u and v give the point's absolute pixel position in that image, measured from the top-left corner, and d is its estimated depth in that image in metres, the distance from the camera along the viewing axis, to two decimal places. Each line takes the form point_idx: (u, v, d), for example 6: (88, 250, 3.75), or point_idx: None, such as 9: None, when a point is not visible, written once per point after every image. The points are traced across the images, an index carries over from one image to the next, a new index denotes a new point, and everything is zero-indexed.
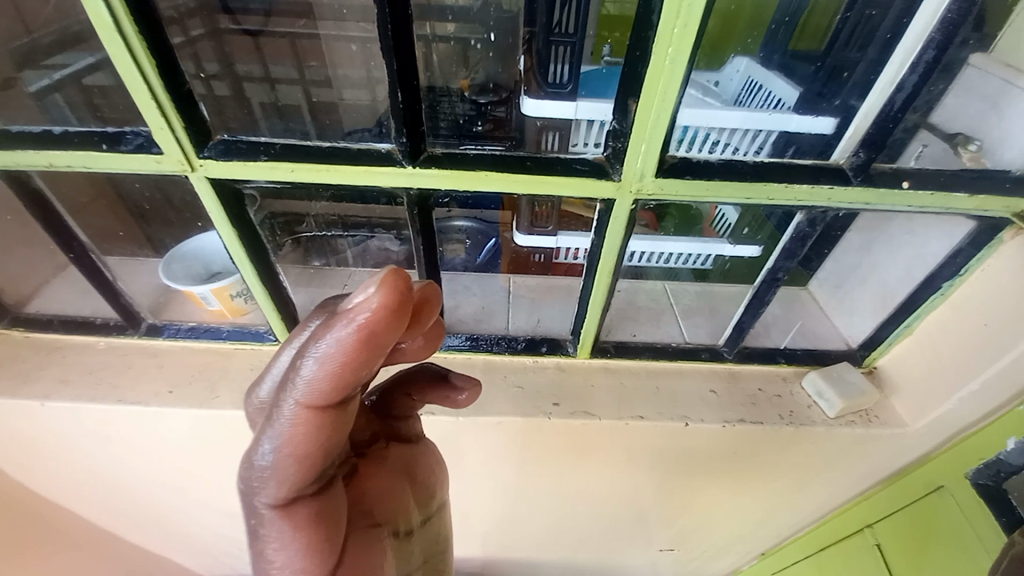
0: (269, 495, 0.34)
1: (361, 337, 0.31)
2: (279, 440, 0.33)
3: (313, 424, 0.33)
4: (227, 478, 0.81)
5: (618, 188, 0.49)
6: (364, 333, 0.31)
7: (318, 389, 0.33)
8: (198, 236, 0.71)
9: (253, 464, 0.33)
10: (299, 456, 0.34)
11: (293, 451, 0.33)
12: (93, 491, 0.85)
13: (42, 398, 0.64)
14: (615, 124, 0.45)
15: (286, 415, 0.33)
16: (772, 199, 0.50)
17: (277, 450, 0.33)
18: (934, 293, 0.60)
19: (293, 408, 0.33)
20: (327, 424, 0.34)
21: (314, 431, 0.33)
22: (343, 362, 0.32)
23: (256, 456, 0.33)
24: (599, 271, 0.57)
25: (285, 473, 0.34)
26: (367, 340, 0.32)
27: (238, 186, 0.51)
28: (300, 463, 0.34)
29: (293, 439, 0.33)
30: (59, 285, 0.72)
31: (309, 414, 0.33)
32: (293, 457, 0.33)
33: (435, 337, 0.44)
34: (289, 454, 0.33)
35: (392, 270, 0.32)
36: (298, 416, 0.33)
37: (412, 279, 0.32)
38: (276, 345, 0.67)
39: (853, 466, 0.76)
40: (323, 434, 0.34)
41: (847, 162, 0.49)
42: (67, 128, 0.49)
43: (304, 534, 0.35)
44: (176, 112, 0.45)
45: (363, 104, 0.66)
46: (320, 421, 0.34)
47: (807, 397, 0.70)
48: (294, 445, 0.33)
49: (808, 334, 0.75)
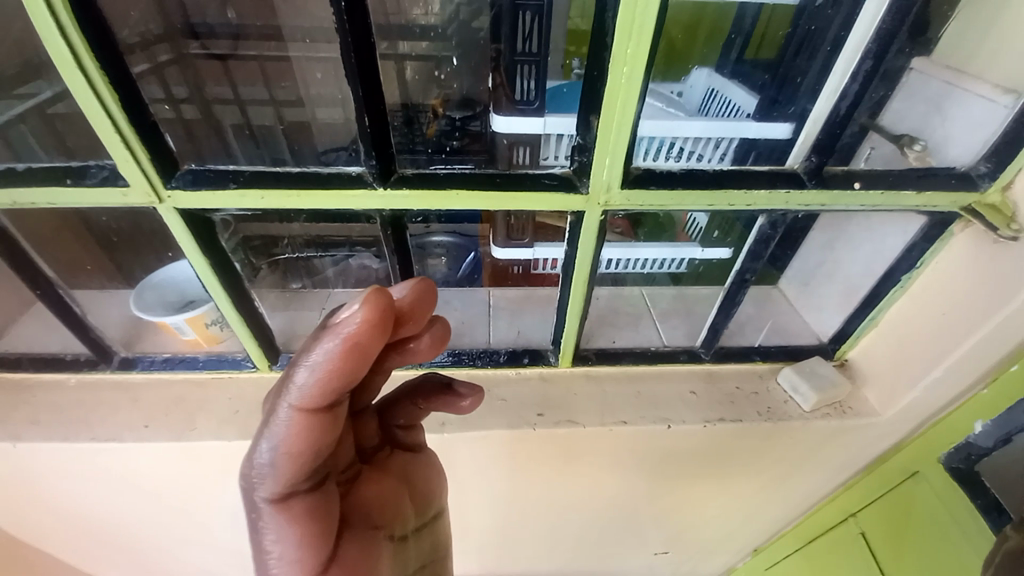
0: (267, 490, 0.34)
1: (348, 347, 0.33)
2: (276, 440, 0.33)
3: (307, 426, 0.34)
4: (211, 508, 0.78)
5: (587, 201, 0.50)
6: (352, 343, 0.33)
7: (312, 393, 0.33)
8: (169, 265, 0.70)
9: (251, 463, 0.34)
10: (294, 455, 0.34)
11: (290, 450, 0.33)
12: (72, 532, 0.82)
13: (13, 440, 0.62)
14: (580, 139, 0.47)
15: (281, 417, 0.33)
16: (734, 205, 0.52)
17: (273, 450, 0.33)
18: (894, 286, 0.63)
19: (287, 412, 0.33)
20: (321, 426, 0.34)
21: (308, 433, 0.34)
22: (334, 369, 0.33)
23: (254, 455, 0.34)
24: (575, 281, 0.58)
25: (281, 470, 0.34)
26: (355, 349, 0.33)
27: (207, 214, 0.50)
28: (296, 462, 0.34)
29: (289, 439, 0.33)
30: (27, 323, 0.70)
31: (302, 417, 0.33)
32: (290, 454, 0.34)
33: (443, 339, 0.43)
34: (285, 453, 0.34)
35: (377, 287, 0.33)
36: (292, 418, 0.33)
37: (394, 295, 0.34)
38: (255, 371, 0.67)
39: (832, 457, 0.78)
40: (317, 435, 0.34)
41: (801, 167, 0.51)
42: (30, 164, 0.48)
43: (299, 527, 0.35)
44: (142, 144, 0.44)
45: (338, 120, 0.65)
46: (314, 424, 0.34)
47: (783, 392, 0.72)
48: (291, 444, 0.33)
49: (781, 330, 0.77)
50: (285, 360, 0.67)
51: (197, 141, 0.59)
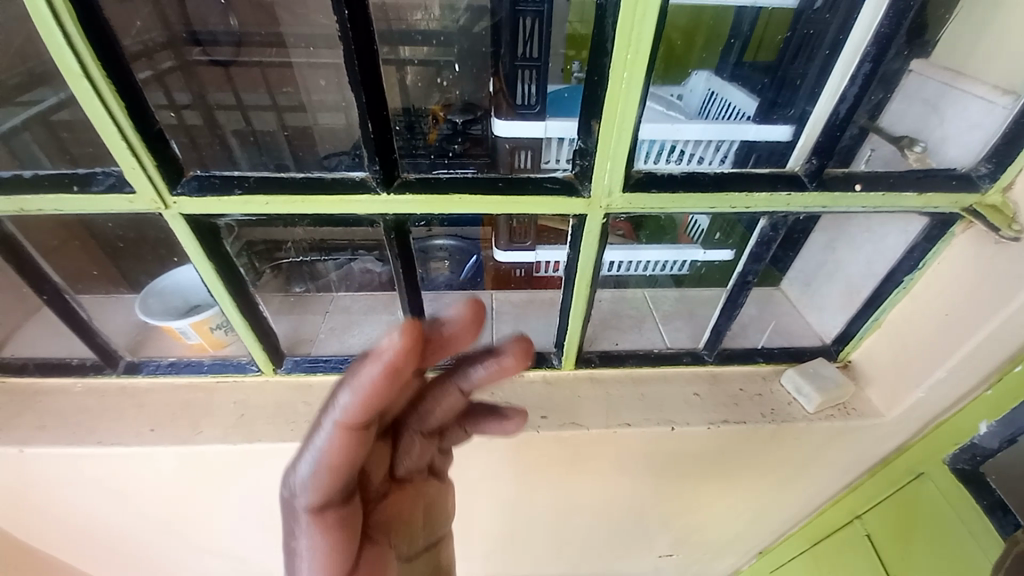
0: (306, 500, 0.35)
1: (388, 372, 0.32)
2: (317, 455, 0.34)
3: (346, 443, 0.34)
4: (217, 512, 0.79)
5: (588, 205, 0.50)
6: (392, 369, 0.32)
7: (353, 414, 0.33)
8: (173, 270, 0.70)
9: (293, 473, 0.35)
10: (334, 469, 0.34)
11: (329, 465, 0.34)
12: (79, 538, 0.82)
13: (19, 447, 0.62)
14: (581, 143, 0.47)
15: (322, 434, 0.33)
16: (736, 207, 0.52)
17: (314, 464, 0.34)
18: (896, 287, 0.63)
19: (328, 430, 0.33)
20: (361, 443, 0.35)
21: (347, 450, 0.34)
22: (373, 393, 0.32)
23: (297, 467, 0.34)
24: (578, 284, 0.59)
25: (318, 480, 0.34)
26: (394, 374, 0.32)
27: (213, 221, 0.51)
28: (334, 475, 0.35)
29: (329, 455, 0.34)
30: (33, 329, 0.71)
31: (343, 434, 0.33)
32: (328, 465, 0.34)
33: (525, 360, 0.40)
34: (325, 467, 0.34)
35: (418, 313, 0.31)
36: (333, 435, 0.33)
37: None
38: (260, 375, 0.67)
39: (837, 458, 0.78)
40: (355, 451, 0.34)
41: (802, 169, 0.51)
42: (37, 172, 0.48)
43: (331, 535, 0.36)
44: (148, 152, 0.45)
45: (340, 125, 0.66)
46: (353, 441, 0.34)
47: (787, 393, 0.72)
48: (330, 460, 0.34)
49: (784, 332, 0.77)
50: (289, 364, 0.67)
51: (201, 148, 0.60)
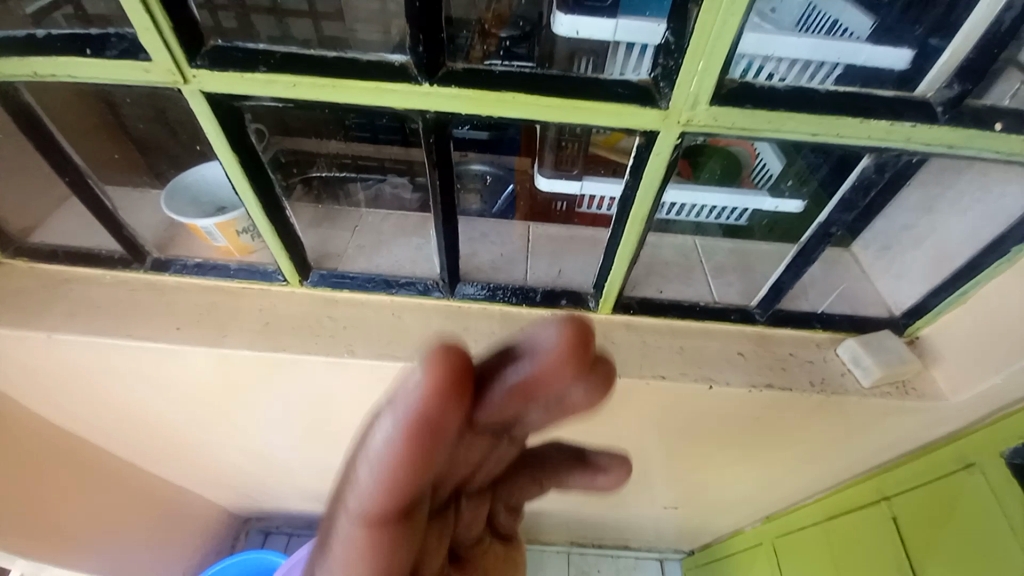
0: (348, 516, 0.30)
1: (417, 428, 0.29)
2: (371, 477, 0.29)
3: (390, 485, 0.30)
4: (240, 416, 0.81)
5: (664, 118, 0.42)
6: (422, 421, 0.29)
7: (373, 507, 0.30)
8: (201, 166, 0.67)
9: (352, 511, 0.30)
10: (362, 564, 0.31)
11: (382, 484, 0.29)
12: (113, 426, 0.86)
13: (47, 332, 0.63)
14: (670, 37, 0.39)
15: (343, 532, 0.31)
16: (840, 136, 0.43)
17: (358, 505, 0.30)
18: (1000, 259, 0.54)
19: (348, 529, 0.31)
20: (389, 539, 0.31)
21: (374, 548, 0.31)
22: (402, 457, 0.29)
23: (353, 500, 0.30)
24: (632, 219, 0.52)
25: (394, 450, 0.29)
26: (423, 426, 0.29)
27: (236, 103, 0.46)
28: (377, 518, 0.30)
29: (379, 491, 0.30)
30: (62, 218, 0.70)
31: (369, 532, 0.31)
32: (439, 400, 0.29)
33: (625, 476, 0.48)
34: (380, 486, 0.29)
35: (444, 346, 0.29)
36: (357, 533, 0.31)
37: (465, 358, 0.29)
38: (286, 285, 0.65)
39: (880, 437, 0.73)
40: (407, 481, 0.30)
41: (935, 96, 0.43)
42: (47, 31, 0.44)
43: (372, 558, 0.31)
44: (162, 10, 0.39)
45: (369, 1, 0.52)
46: (381, 537, 0.31)
47: (841, 364, 0.66)
48: (351, 568, 0.31)
49: (851, 298, 0.69)
50: (316, 277, 0.64)
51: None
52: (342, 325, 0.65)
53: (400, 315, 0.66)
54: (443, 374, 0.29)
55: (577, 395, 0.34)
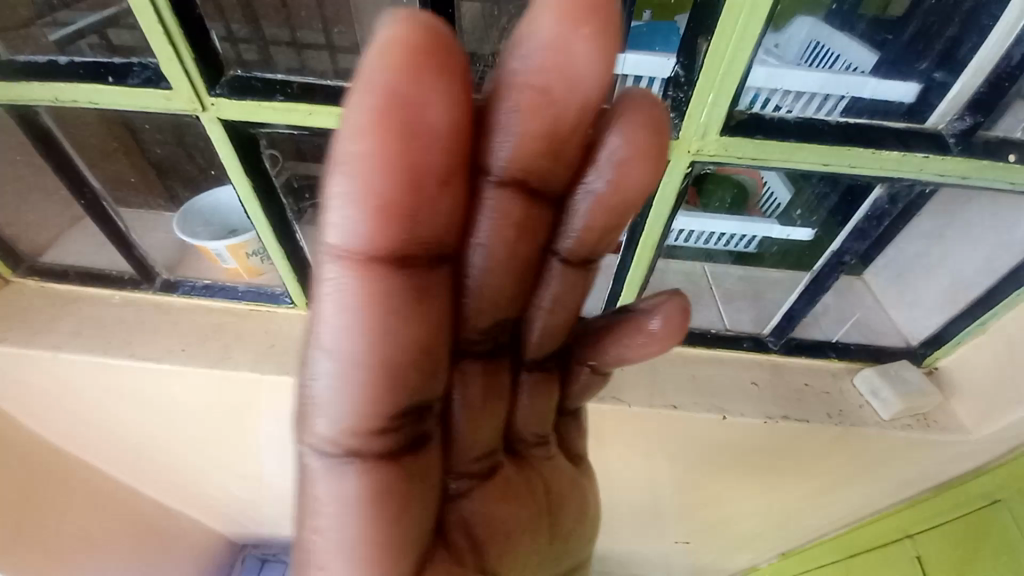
0: (334, 247, 0.25)
1: (394, 120, 0.23)
2: (353, 183, 0.24)
3: (388, 155, 0.24)
4: (240, 439, 0.79)
5: (674, 148, 0.43)
6: (400, 104, 0.23)
7: (375, 204, 0.25)
8: (215, 189, 0.67)
9: (328, 229, 0.25)
10: (379, 210, 0.25)
11: (375, 196, 0.25)
12: (113, 446, 0.85)
13: (54, 351, 0.63)
14: (678, 70, 0.40)
15: (330, 276, 0.26)
16: (853, 166, 0.43)
17: (351, 196, 0.24)
18: (1018, 288, 0.53)
19: (336, 272, 0.26)
20: (383, 290, 0.27)
21: (370, 297, 0.27)
22: (383, 156, 0.24)
23: (329, 220, 0.25)
24: (641, 246, 0.52)
25: (367, 118, 0.23)
26: (405, 122, 0.24)
27: (252, 131, 0.47)
28: (383, 215, 0.25)
29: (374, 173, 0.24)
30: (75, 238, 0.70)
31: (359, 273, 0.26)
32: (408, 73, 0.23)
33: (679, 320, 0.39)
34: (370, 202, 0.25)
35: (415, 12, 0.23)
36: (345, 275, 0.26)
37: (444, 28, 0.24)
38: (293, 308, 0.65)
39: (899, 472, 0.70)
40: (401, 162, 0.24)
41: (946, 128, 0.42)
42: (72, 59, 0.46)
43: (363, 328, 0.27)
44: (186, 42, 0.40)
45: None
46: (377, 279, 0.27)
47: (858, 395, 0.64)
48: (373, 191, 0.24)
49: (866, 327, 0.68)
50: None
51: (229, 24, 0.50)
52: None
53: None
54: (407, 48, 0.23)
55: (608, 140, 0.31)
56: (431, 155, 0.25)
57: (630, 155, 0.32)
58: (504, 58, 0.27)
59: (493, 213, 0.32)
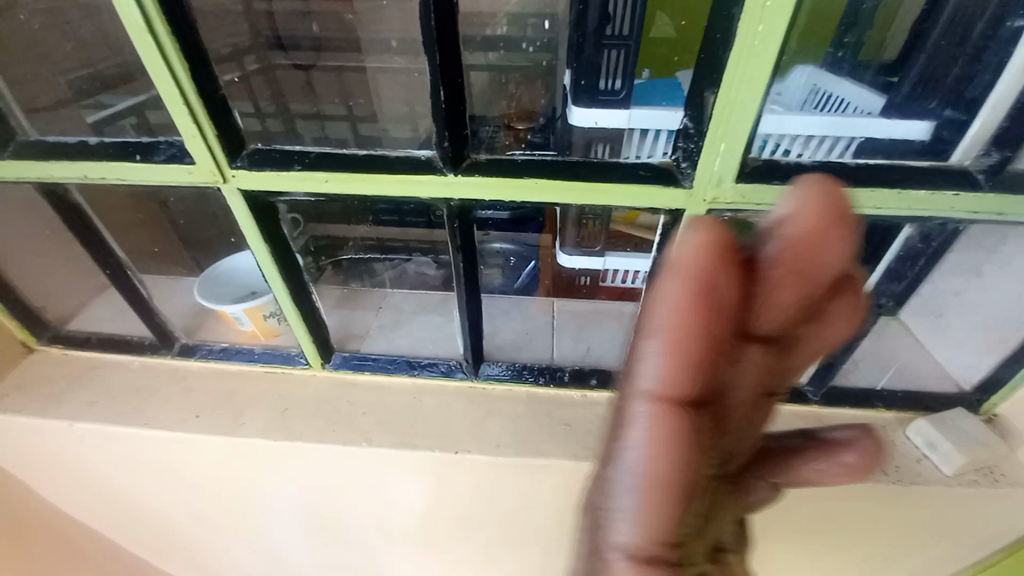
0: (640, 402, 0.29)
1: (698, 294, 0.26)
2: (660, 354, 0.28)
3: (693, 325, 0.27)
4: (248, 511, 0.76)
5: (689, 197, 0.42)
6: (704, 284, 0.26)
7: (672, 375, 0.28)
8: (237, 253, 0.70)
9: (637, 382, 0.29)
10: (683, 370, 0.28)
11: (678, 360, 0.28)
12: (119, 521, 0.81)
13: (69, 421, 0.63)
14: (689, 123, 0.40)
15: (638, 416, 0.29)
16: (879, 208, 0.42)
17: (661, 361, 0.28)
18: None
19: (642, 418, 0.29)
20: (681, 429, 0.29)
21: (671, 436, 0.29)
22: (687, 324, 0.27)
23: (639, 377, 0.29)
24: None
25: (679, 298, 0.26)
26: (704, 297, 0.26)
27: (270, 198, 0.48)
28: (687, 373, 0.28)
29: (681, 343, 0.27)
30: (99, 305, 0.72)
31: (665, 417, 0.29)
32: (711, 254, 0.26)
33: (875, 456, 0.40)
34: (671, 364, 0.28)
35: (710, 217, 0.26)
36: (652, 415, 0.29)
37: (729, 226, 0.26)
38: (309, 369, 0.64)
39: (968, 538, 0.63)
40: (702, 329, 0.27)
41: (973, 164, 0.41)
42: (98, 137, 0.48)
43: (665, 466, 0.29)
44: (209, 118, 0.42)
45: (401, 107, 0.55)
46: (675, 423, 0.29)
47: (913, 450, 0.59)
48: (673, 362, 0.28)
49: (911, 373, 0.63)
50: (338, 360, 0.64)
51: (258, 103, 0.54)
52: (362, 411, 0.63)
53: (421, 398, 0.63)
54: (705, 245, 0.26)
55: (845, 307, 0.31)
56: (720, 322, 0.27)
57: (846, 315, 0.32)
58: (764, 227, 0.28)
59: (748, 367, 0.31)
